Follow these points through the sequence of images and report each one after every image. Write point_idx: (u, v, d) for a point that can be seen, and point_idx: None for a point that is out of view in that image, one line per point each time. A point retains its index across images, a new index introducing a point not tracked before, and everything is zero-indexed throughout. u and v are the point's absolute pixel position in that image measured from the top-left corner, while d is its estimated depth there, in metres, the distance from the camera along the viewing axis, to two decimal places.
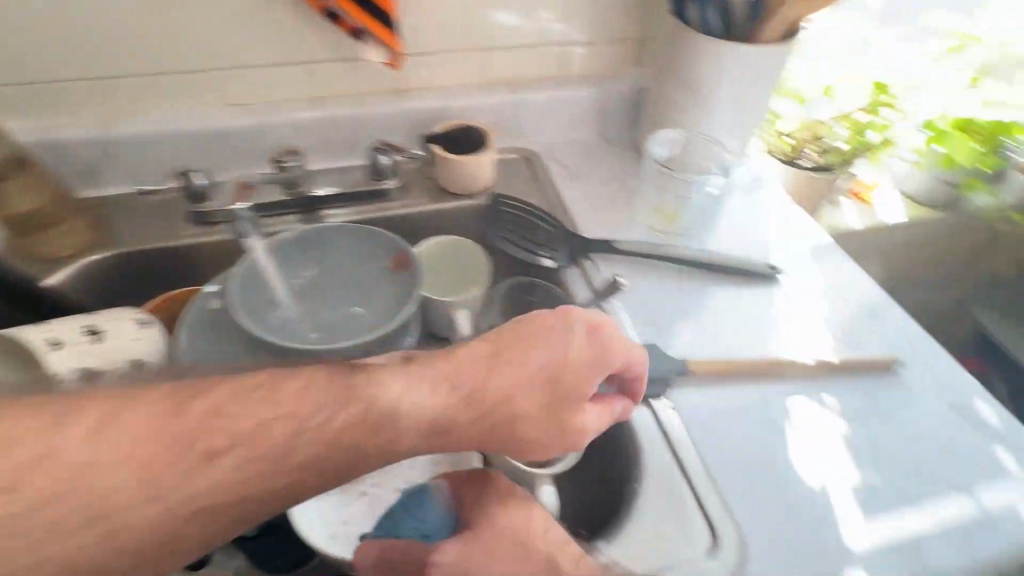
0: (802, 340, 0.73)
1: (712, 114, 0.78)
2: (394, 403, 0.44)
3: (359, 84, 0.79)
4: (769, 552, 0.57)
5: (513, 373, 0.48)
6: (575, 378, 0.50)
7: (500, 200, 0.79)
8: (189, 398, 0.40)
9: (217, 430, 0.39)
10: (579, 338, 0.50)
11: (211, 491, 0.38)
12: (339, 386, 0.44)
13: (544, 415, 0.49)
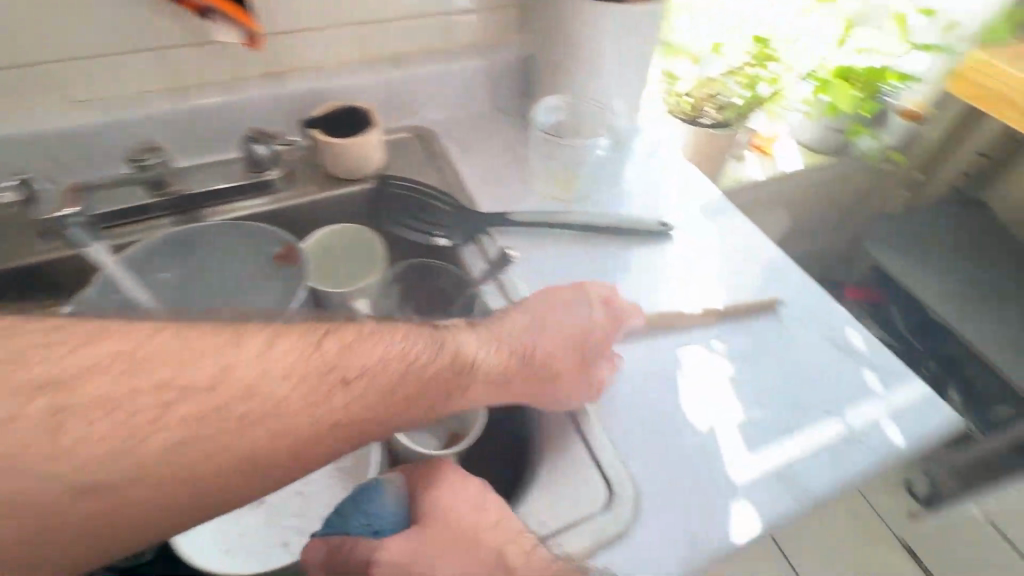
0: (698, 296, 0.57)
1: (599, 73, 0.65)
2: (472, 360, 0.43)
3: (206, 74, 0.62)
4: (650, 534, 0.41)
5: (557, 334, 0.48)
6: (598, 346, 0.48)
7: (387, 181, 0.61)
8: (146, 377, 0.32)
9: (199, 411, 0.33)
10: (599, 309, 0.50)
11: (201, 461, 0.32)
12: (321, 372, 0.37)
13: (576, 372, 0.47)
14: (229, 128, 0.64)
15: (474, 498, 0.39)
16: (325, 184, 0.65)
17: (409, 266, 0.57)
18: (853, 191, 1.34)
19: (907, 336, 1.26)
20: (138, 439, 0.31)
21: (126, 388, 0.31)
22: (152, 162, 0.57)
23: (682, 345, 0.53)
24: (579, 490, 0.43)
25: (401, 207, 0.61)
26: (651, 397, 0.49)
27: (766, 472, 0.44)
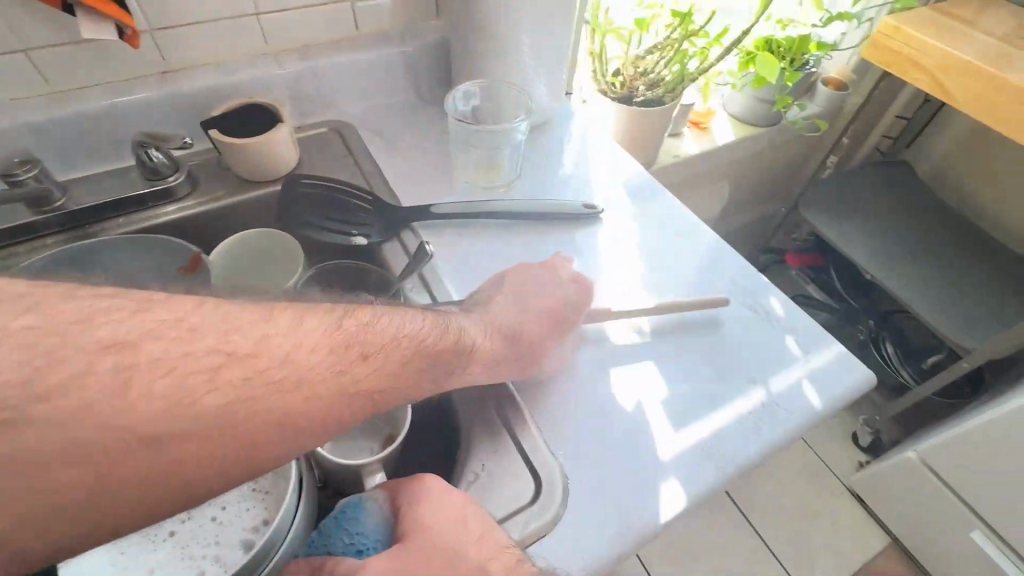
0: (622, 279, 0.57)
1: (515, 57, 0.63)
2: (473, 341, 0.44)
3: (88, 76, 0.57)
4: (581, 523, 0.41)
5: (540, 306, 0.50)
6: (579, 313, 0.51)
7: (297, 180, 0.57)
8: (158, 344, 0.29)
9: (224, 377, 0.30)
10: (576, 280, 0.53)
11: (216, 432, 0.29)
12: (335, 345, 0.35)
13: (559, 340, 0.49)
14: (121, 133, 0.59)
15: (460, 508, 0.37)
16: (235, 188, 0.61)
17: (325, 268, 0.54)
18: (784, 159, 1.38)
19: (843, 295, 1.32)
20: (185, 408, 0.28)
21: (173, 357, 0.28)
22: (28, 176, 0.52)
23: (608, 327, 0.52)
24: (512, 486, 0.42)
25: (314, 206, 0.57)
26: (580, 382, 0.48)
27: (689, 449, 0.45)
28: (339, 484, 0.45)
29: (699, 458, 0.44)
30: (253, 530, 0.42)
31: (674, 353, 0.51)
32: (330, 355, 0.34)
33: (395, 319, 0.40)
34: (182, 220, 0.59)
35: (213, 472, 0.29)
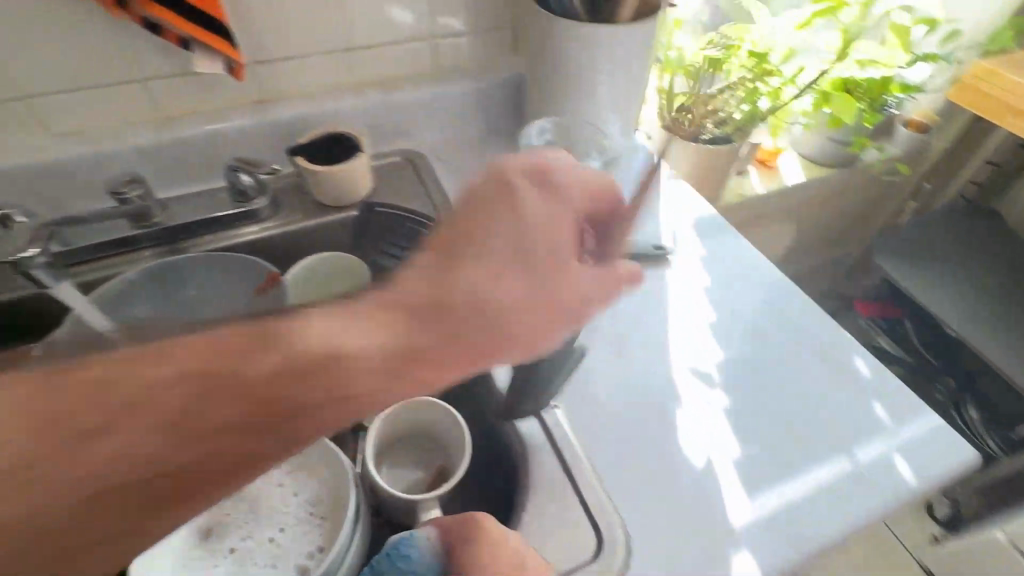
0: (691, 323, 0.55)
1: (591, 95, 0.64)
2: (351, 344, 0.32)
3: (193, 103, 0.62)
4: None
5: (478, 269, 0.35)
6: (545, 241, 0.37)
7: (374, 208, 0.61)
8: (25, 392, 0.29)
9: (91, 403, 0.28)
10: (528, 195, 0.37)
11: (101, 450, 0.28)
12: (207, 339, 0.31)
13: (523, 286, 0.35)
14: (214, 156, 0.63)
15: (514, 550, 0.37)
16: (310, 212, 0.64)
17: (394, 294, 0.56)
18: (859, 202, 1.31)
19: (922, 352, 1.22)
20: (66, 424, 0.28)
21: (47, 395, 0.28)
22: (133, 195, 0.56)
23: (672, 376, 0.50)
24: (571, 536, 0.40)
25: (388, 234, 0.60)
26: (639, 430, 0.46)
27: (767, 517, 0.42)
28: (391, 513, 0.45)
29: (778, 527, 0.41)
30: (308, 555, 0.42)
31: (748, 408, 0.48)
32: (196, 354, 0.30)
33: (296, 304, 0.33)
34: (264, 241, 0.62)
35: (134, 485, 0.28)
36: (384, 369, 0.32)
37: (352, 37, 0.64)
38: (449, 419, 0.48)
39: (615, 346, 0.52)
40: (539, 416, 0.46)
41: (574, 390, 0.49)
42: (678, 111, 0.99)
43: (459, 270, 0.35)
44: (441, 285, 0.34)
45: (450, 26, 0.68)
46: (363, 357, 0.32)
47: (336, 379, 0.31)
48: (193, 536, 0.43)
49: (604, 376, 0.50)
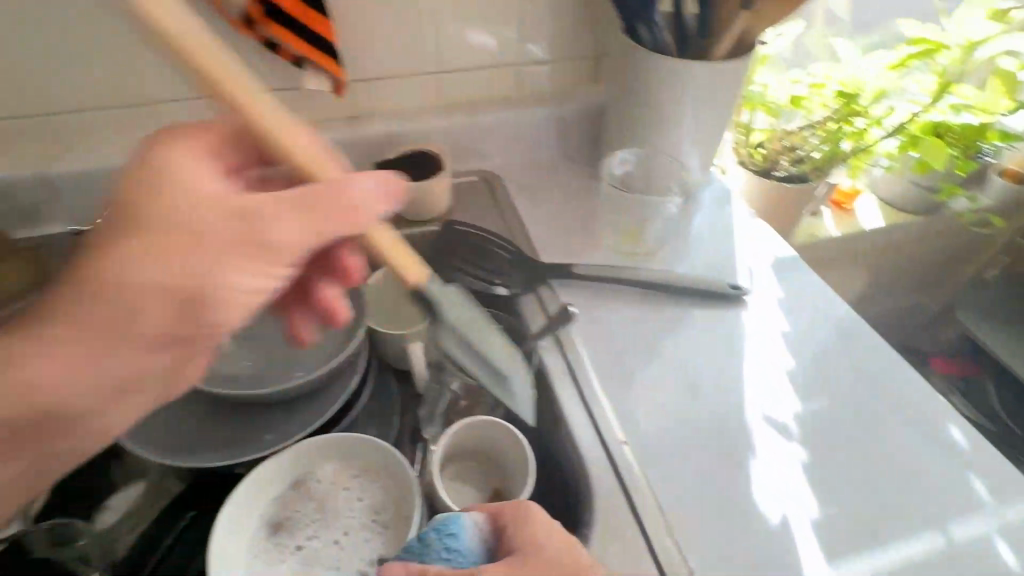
0: (769, 370, 0.52)
1: (677, 129, 0.63)
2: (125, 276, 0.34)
3: (294, 115, 0.66)
4: None
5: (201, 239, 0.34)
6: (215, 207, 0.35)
7: (452, 224, 0.61)
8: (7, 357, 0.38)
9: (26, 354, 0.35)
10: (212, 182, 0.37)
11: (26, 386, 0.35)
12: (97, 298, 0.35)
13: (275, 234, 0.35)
14: None
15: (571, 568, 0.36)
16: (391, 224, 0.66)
17: (469, 314, 0.56)
18: (951, 255, 1.21)
19: (1009, 423, 1.11)
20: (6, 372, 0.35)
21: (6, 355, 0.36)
22: None
23: (748, 423, 0.48)
24: None
25: (463, 252, 0.60)
26: (711, 475, 0.45)
27: None
28: None
29: None
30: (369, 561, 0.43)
31: (828, 467, 0.46)
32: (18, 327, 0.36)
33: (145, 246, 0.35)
34: None
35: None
36: (135, 334, 0.35)
37: (444, 61, 0.67)
38: (511, 440, 0.47)
39: (688, 385, 0.51)
40: (606, 450, 0.46)
41: (644, 426, 0.47)
42: (754, 145, 0.97)
43: (188, 246, 0.34)
44: (126, 277, 0.34)
45: (538, 53, 0.70)
46: (73, 322, 0.34)
47: (121, 354, 0.35)
48: (265, 529, 0.44)
49: (676, 416, 0.48)
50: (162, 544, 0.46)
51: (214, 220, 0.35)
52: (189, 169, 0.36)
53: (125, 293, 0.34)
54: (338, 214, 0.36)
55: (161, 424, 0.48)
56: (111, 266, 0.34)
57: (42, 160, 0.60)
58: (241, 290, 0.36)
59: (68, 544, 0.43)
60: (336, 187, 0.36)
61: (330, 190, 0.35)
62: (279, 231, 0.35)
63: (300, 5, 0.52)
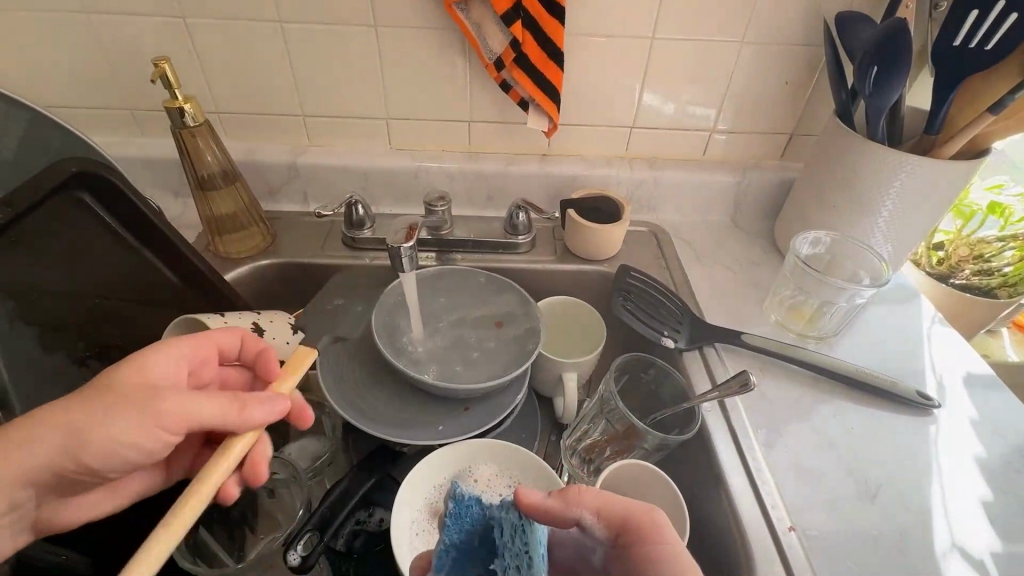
0: (960, 495, 0.48)
1: (874, 218, 0.61)
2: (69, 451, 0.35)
3: (497, 144, 0.74)
4: None
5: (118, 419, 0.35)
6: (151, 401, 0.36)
7: (628, 272, 0.64)
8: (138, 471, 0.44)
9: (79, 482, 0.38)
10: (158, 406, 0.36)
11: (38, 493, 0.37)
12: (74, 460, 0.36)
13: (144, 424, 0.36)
14: (498, 190, 0.75)
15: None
16: (562, 256, 0.71)
17: (638, 357, 0.56)
18: None
19: None
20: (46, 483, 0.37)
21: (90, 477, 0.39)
22: (440, 210, 0.68)
23: (934, 547, 0.44)
24: None
25: (638, 299, 0.62)
26: None
27: None
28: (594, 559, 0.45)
29: None
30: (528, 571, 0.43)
31: None
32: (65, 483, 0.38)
33: (105, 435, 0.35)
34: (516, 271, 0.70)
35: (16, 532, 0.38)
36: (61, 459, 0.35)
37: (641, 119, 0.71)
38: (666, 488, 0.48)
39: (860, 487, 0.48)
40: (772, 533, 0.44)
41: (814, 520, 0.45)
42: (933, 246, 0.87)
43: (98, 400, 0.35)
44: (61, 414, 0.35)
45: (732, 122, 0.72)
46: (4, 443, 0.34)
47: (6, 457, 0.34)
48: (427, 511, 0.48)
49: (849, 518, 0.46)
50: (352, 499, 0.47)
51: (139, 390, 0.36)
52: (170, 348, 0.40)
53: (47, 431, 0.34)
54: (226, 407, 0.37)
55: (358, 391, 0.55)
56: (61, 401, 0.35)
57: (294, 151, 0.72)
58: (107, 440, 0.35)
59: (272, 477, 0.52)
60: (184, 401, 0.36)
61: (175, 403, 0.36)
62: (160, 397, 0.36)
63: (544, 56, 0.58)
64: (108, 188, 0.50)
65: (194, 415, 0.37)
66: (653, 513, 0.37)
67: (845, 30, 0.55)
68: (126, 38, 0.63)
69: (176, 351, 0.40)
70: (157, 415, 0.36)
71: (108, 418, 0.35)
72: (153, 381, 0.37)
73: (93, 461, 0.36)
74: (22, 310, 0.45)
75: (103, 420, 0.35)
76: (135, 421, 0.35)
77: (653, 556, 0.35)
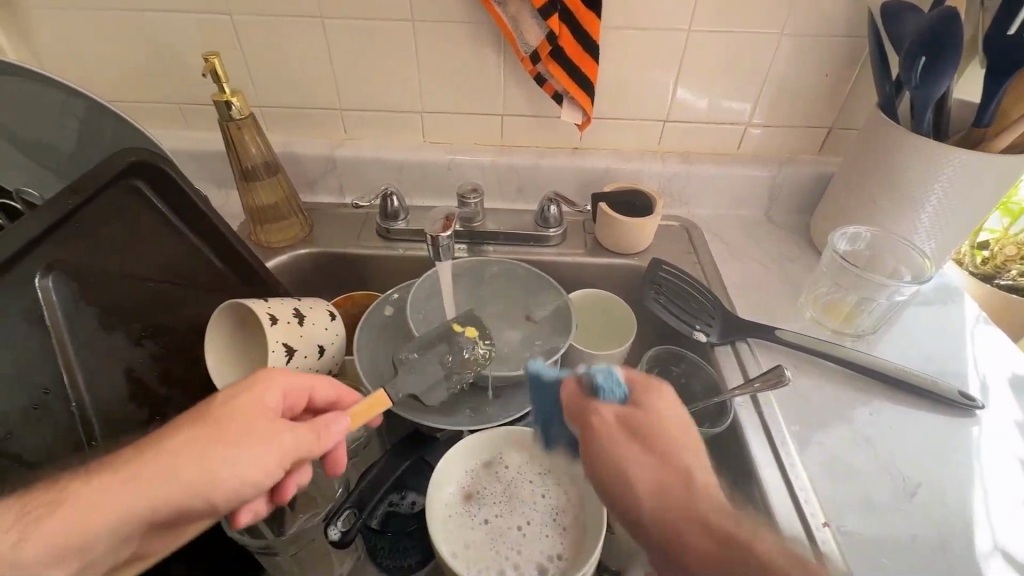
0: (1003, 497, 0.47)
1: (917, 213, 0.59)
2: (164, 483, 0.35)
3: (530, 138, 0.74)
4: None
5: (220, 449, 0.37)
6: (248, 431, 0.39)
7: (659, 264, 0.63)
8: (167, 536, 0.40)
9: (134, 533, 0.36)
10: (256, 437, 0.39)
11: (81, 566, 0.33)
12: (164, 496, 0.35)
13: (243, 453, 0.38)
14: (529, 183, 0.75)
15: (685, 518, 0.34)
16: (592, 249, 0.71)
17: (669, 350, 0.57)
18: None
19: None
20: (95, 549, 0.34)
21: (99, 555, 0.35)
22: (472, 202, 0.69)
23: (975, 548, 0.43)
24: None
25: (670, 292, 0.62)
26: None
27: None
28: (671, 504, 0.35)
29: None
30: (549, 557, 0.45)
31: None
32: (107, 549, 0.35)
33: (210, 459, 0.37)
34: (547, 263, 0.71)
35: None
36: (150, 488, 0.34)
37: (675, 112, 0.71)
38: None
39: (898, 487, 0.47)
40: (808, 528, 0.44)
41: (848, 516, 0.45)
42: (978, 245, 0.84)
43: (208, 428, 0.38)
44: (180, 450, 0.36)
45: (768, 116, 0.71)
46: (134, 477, 0.34)
47: (132, 493, 0.34)
48: (459, 494, 0.49)
49: (884, 516, 0.45)
50: (388, 479, 0.48)
51: (244, 422, 0.39)
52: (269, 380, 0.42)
53: (181, 466, 0.36)
54: (303, 439, 0.41)
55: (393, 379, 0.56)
56: (181, 438, 0.37)
57: (331, 144, 0.74)
58: (238, 475, 0.38)
59: None
60: (274, 433, 0.40)
61: (269, 433, 0.40)
62: (259, 427, 0.40)
63: (579, 50, 0.59)
64: (159, 175, 0.52)
65: (299, 447, 0.41)
66: (596, 413, 0.40)
67: (890, 21, 0.54)
68: (178, 35, 0.66)
69: (274, 385, 0.42)
70: (263, 444, 0.39)
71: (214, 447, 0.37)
72: (263, 414, 0.40)
73: (211, 493, 0.37)
74: (84, 291, 0.48)
75: (210, 449, 0.37)
76: (260, 455, 0.39)
77: (589, 454, 0.39)
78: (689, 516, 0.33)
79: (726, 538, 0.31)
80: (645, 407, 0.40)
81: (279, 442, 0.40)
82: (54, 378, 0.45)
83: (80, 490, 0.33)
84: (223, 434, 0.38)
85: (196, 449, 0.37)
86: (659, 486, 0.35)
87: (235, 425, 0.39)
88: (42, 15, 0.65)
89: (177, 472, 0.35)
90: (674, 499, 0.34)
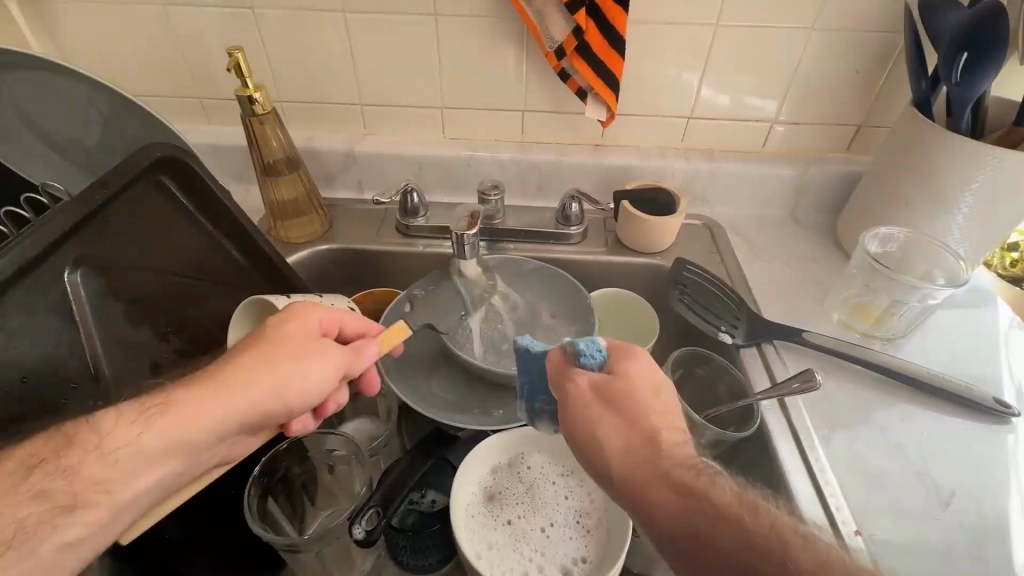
0: None
1: (951, 214, 0.58)
2: (239, 393, 0.38)
3: (551, 134, 0.73)
4: None
5: (281, 362, 0.40)
6: (301, 348, 0.41)
7: (684, 265, 0.61)
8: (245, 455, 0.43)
9: (222, 441, 0.39)
10: (309, 351, 0.41)
11: (184, 467, 0.37)
12: (242, 404, 0.38)
13: (301, 366, 0.40)
14: (549, 180, 0.75)
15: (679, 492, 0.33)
16: (613, 248, 0.70)
17: (694, 351, 0.55)
18: None
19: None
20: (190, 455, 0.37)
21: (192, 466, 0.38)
22: (493, 199, 0.68)
23: (1014, 562, 0.42)
24: None
25: (694, 293, 0.61)
26: None
27: None
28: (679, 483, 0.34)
29: None
30: (572, 561, 0.44)
31: None
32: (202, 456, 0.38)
33: (275, 372, 0.39)
34: (567, 261, 0.70)
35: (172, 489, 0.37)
36: (227, 397, 0.37)
37: (700, 108, 0.70)
38: None
39: (932, 497, 0.46)
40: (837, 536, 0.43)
41: (880, 525, 0.44)
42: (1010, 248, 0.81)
43: (267, 347, 0.40)
44: (249, 364, 0.39)
45: (795, 114, 0.70)
46: (213, 388, 0.37)
47: (221, 399, 0.37)
48: (482, 494, 0.48)
49: (917, 526, 0.44)
50: (412, 480, 0.48)
51: (296, 341, 0.41)
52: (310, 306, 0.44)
53: (255, 375, 0.38)
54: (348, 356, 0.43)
55: (411, 378, 0.57)
56: (247, 356, 0.39)
57: (351, 139, 0.74)
58: (302, 385, 0.40)
59: (331, 453, 0.52)
60: (324, 347, 0.42)
61: (319, 348, 0.42)
62: (308, 345, 0.42)
63: (604, 44, 0.58)
64: (184, 171, 0.52)
65: (344, 364, 0.43)
66: (576, 380, 0.38)
67: (927, 15, 0.53)
68: (201, 29, 0.65)
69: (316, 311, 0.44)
70: (316, 358, 0.41)
71: (276, 360, 0.39)
72: (308, 334, 0.42)
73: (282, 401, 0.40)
74: (111, 287, 0.48)
75: (272, 362, 0.39)
76: (318, 367, 0.41)
77: (563, 420, 0.38)
78: (655, 477, 0.34)
79: (686, 491, 0.33)
80: (620, 373, 0.38)
81: (329, 356, 0.42)
82: (82, 370, 0.45)
83: (171, 399, 0.36)
84: (280, 352, 0.40)
85: (261, 363, 0.39)
86: (628, 448, 0.35)
87: (289, 344, 0.41)
88: (68, 9, 0.65)
89: (248, 383, 0.38)
90: (640, 460, 0.35)
